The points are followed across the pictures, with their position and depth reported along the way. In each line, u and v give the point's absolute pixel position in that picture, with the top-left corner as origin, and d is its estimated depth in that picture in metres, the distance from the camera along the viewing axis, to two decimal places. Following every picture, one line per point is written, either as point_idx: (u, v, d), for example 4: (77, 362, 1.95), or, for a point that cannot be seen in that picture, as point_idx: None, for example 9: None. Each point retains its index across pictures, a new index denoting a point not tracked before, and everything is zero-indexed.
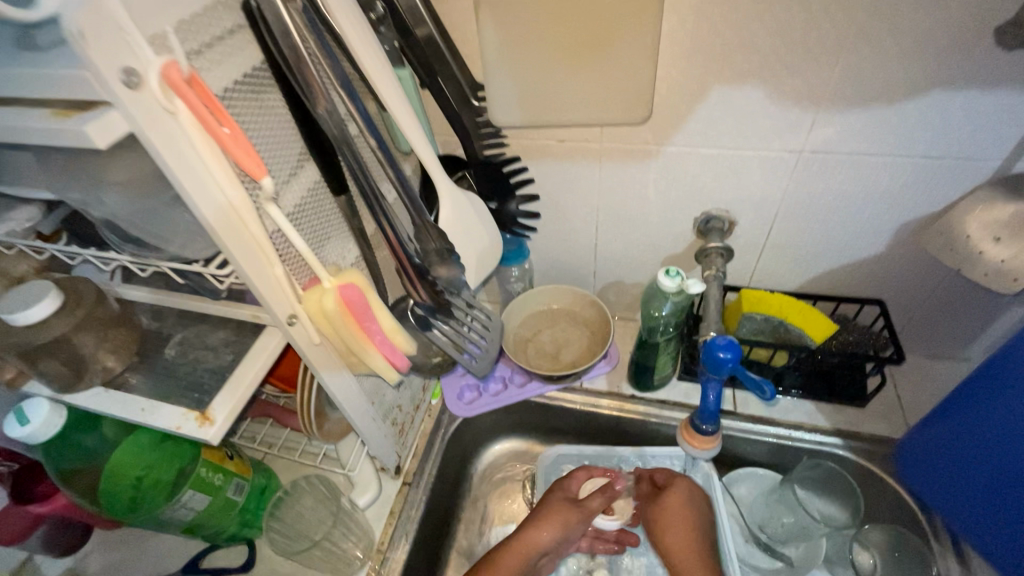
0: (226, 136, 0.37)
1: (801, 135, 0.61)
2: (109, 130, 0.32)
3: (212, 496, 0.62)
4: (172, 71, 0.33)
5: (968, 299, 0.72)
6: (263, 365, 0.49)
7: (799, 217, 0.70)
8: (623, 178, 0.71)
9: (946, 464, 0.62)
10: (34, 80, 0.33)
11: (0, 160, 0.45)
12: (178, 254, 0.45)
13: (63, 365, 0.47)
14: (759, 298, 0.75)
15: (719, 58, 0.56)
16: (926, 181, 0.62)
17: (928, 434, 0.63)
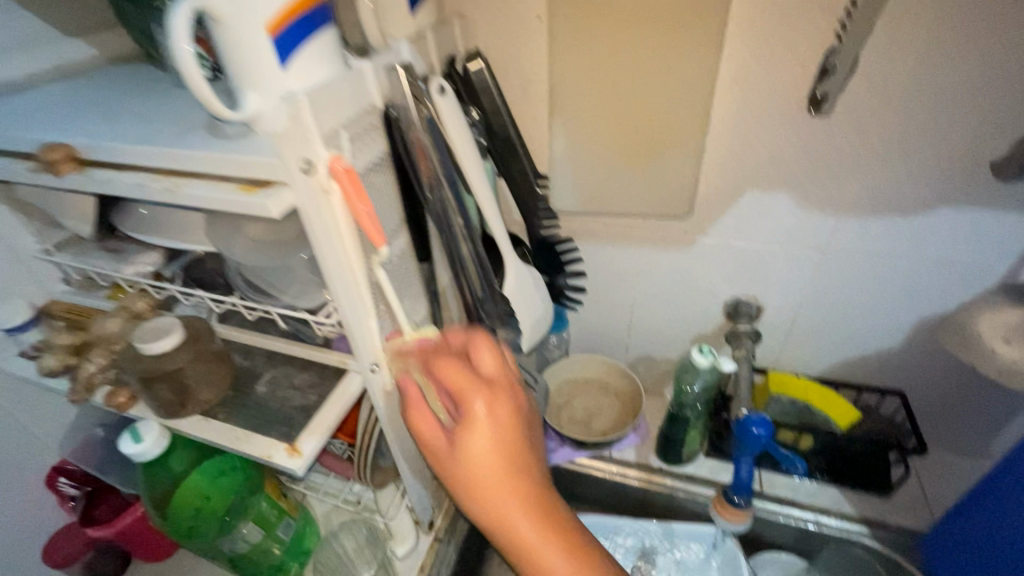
0: (362, 211, 0.45)
1: (823, 236, 0.69)
2: (283, 203, 0.41)
3: (266, 531, 0.69)
4: (336, 164, 0.42)
5: (985, 397, 0.76)
6: (343, 407, 0.54)
7: (822, 308, 0.77)
8: (661, 262, 0.79)
9: (972, 559, 0.63)
10: (224, 161, 0.41)
11: (156, 214, 0.54)
12: (290, 303, 0.53)
13: (172, 393, 0.54)
14: (786, 381, 0.81)
15: (751, 169, 0.66)
16: (939, 283, 0.69)
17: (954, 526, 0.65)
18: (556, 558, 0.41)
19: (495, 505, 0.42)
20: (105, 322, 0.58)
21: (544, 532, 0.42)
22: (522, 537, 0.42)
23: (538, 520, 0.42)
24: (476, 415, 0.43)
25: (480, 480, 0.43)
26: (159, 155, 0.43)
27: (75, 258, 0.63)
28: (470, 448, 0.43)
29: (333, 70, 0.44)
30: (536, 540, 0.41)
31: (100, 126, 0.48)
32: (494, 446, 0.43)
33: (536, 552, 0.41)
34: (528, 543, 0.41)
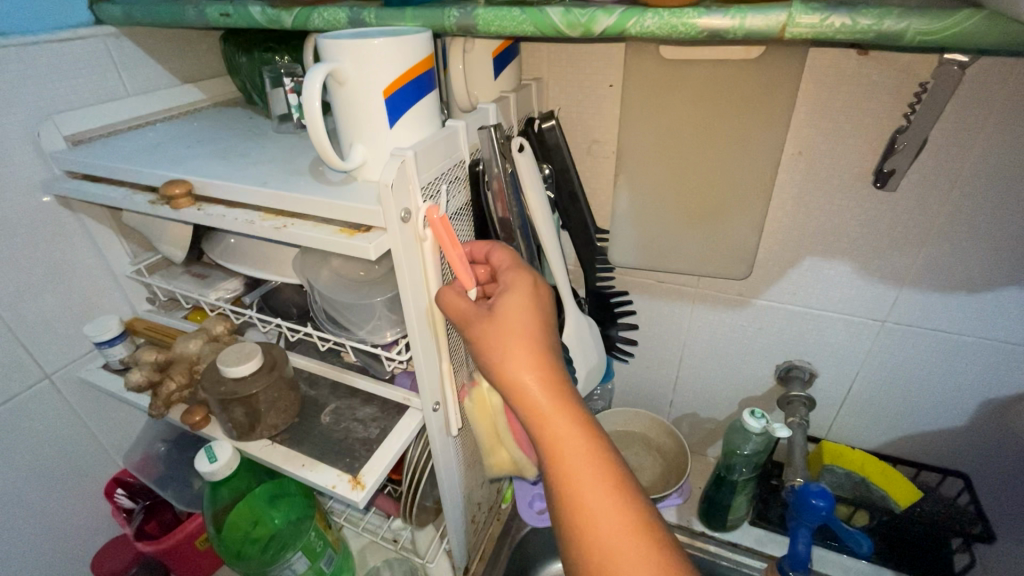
0: (457, 257, 0.47)
1: (884, 308, 0.69)
2: (381, 247, 0.43)
3: (312, 561, 0.68)
4: (432, 214, 0.45)
5: None
6: (402, 442, 0.56)
7: (880, 379, 0.75)
8: (714, 320, 0.80)
9: None
10: (328, 206, 0.44)
11: (252, 247, 0.59)
12: (364, 338, 0.55)
13: (244, 416, 0.56)
14: (840, 451, 0.80)
15: (811, 237, 0.67)
16: (1009, 364, 0.66)
17: None
18: (566, 425, 0.43)
19: (535, 402, 0.44)
20: (186, 342, 0.61)
21: (579, 436, 0.43)
22: (556, 438, 0.43)
23: (575, 424, 0.43)
24: (512, 311, 0.47)
25: (517, 373, 0.45)
26: (269, 195, 0.47)
27: (163, 280, 0.67)
28: (509, 341, 0.45)
29: (432, 127, 0.49)
30: (570, 443, 0.43)
31: (215, 165, 0.54)
32: (536, 345, 0.46)
33: (569, 455, 0.42)
34: (562, 444, 0.43)
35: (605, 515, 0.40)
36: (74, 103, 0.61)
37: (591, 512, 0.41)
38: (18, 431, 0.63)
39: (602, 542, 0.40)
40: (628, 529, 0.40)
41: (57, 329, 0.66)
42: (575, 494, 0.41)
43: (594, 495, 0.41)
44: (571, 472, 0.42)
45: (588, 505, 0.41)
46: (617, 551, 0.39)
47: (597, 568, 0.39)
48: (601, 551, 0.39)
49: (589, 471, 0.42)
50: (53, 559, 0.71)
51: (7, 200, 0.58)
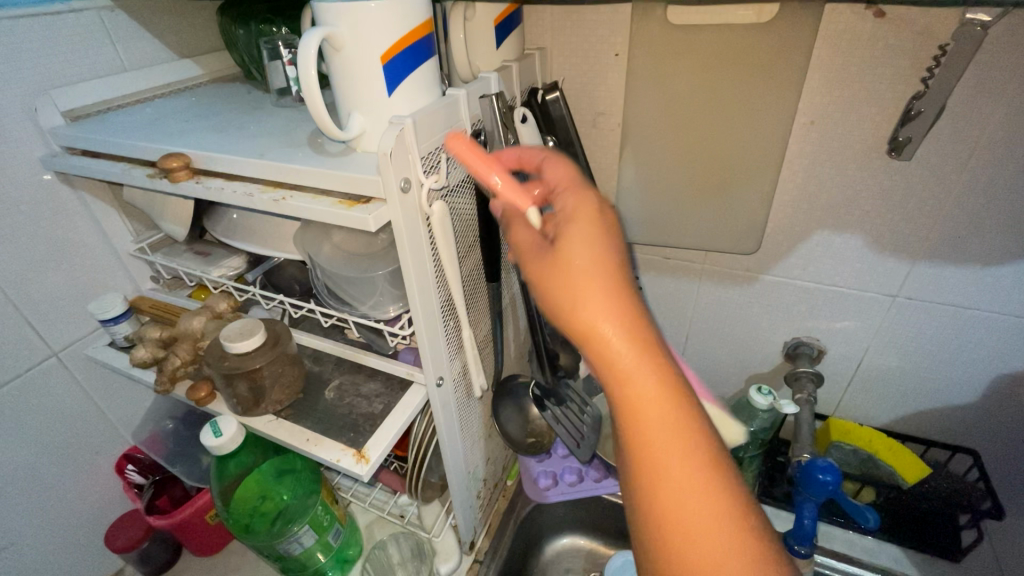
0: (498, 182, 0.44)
1: (897, 282, 0.67)
2: (380, 218, 0.42)
3: (319, 535, 0.69)
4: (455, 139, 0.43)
5: None
6: (405, 417, 0.55)
7: (889, 355, 0.74)
8: (721, 296, 0.79)
9: None
10: (325, 177, 0.44)
11: (254, 223, 0.59)
12: (366, 313, 0.55)
13: (249, 391, 0.56)
14: (848, 428, 0.79)
15: (823, 209, 0.65)
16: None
17: None
18: (646, 379, 0.40)
19: (620, 361, 0.40)
20: (190, 319, 0.61)
21: (666, 401, 0.39)
22: (639, 401, 0.39)
23: (661, 390, 0.40)
24: (594, 255, 0.41)
25: (593, 320, 0.40)
26: (266, 167, 0.46)
27: (166, 258, 0.67)
28: (591, 289, 0.40)
29: (432, 95, 0.48)
30: (654, 406, 0.39)
31: (213, 138, 0.53)
32: (622, 298, 0.40)
33: (651, 421, 0.39)
34: (645, 408, 0.39)
35: (687, 489, 0.38)
36: (70, 78, 0.60)
37: (669, 479, 0.38)
38: (25, 408, 0.64)
39: (680, 520, 0.37)
40: (714, 507, 0.37)
41: (62, 308, 0.66)
42: (653, 458, 0.39)
43: (673, 460, 0.38)
44: (653, 443, 0.39)
45: (669, 477, 0.38)
46: (697, 532, 0.37)
47: (674, 535, 0.37)
48: (680, 527, 0.37)
49: (674, 444, 0.39)
50: (65, 534, 0.72)
51: (7, 178, 0.58)
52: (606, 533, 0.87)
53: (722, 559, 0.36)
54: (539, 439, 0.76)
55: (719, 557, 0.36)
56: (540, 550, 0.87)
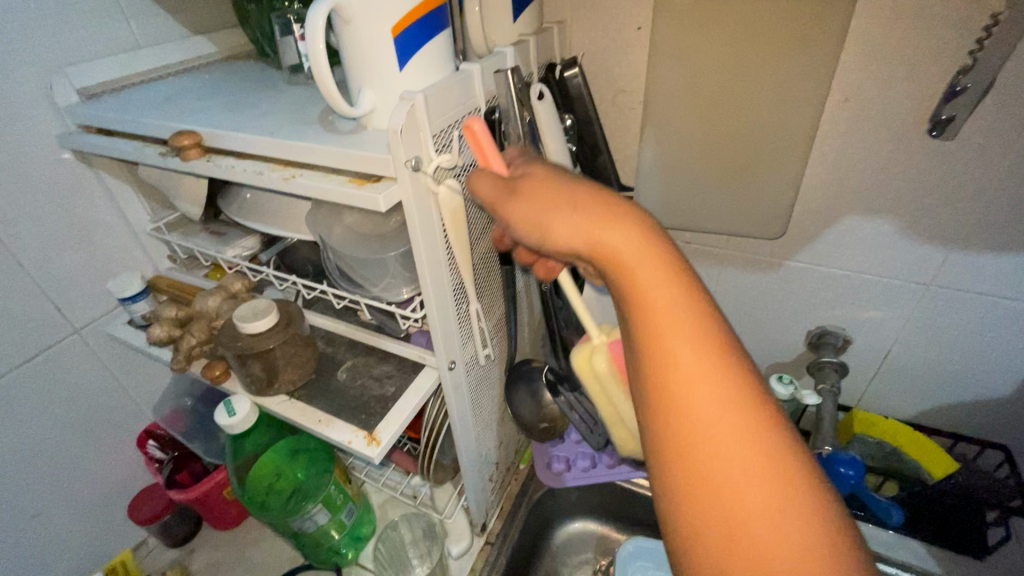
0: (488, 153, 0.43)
1: (930, 271, 0.64)
2: (391, 198, 0.41)
3: (332, 513, 0.70)
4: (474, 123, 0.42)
5: None
6: (416, 400, 0.55)
7: (918, 346, 0.71)
8: (743, 282, 0.77)
9: None
10: (336, 155, 0.42)
11: (267, 204, 0.58)
12: (378, 295, 0.54)
13: (262, 371, 0.56)
14: (873, 421, 0.77)
15: (855, 192, 0.62)
16: None
17: None
18: (657, 275, 0.33)
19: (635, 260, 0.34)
20: (205, 299, 0.62)
21: (679, 298, 0.33)
22: (650, 301, 0.32)
23: (685, 296, 0.33)
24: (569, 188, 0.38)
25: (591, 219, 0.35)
26: (276, 145, 0.45)
27: (182, 237, 0.67)
28: (573, 207, 0.37)
29: (445, 70, 0.46)
30: (669, 306, 0.32)
31: (224, 115, 0.52)
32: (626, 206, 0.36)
33: (671, 327, 0.32)
34: (660, 309, 0.32)
35: (716, 411, 0.29)
36: (85, 54, 0.60)
37: (690, 401, 0.30)
38: (49, 382, 0.65)
39: (708, 449, 0.29)
40: (746, 421, 0.29)
41: (82, 286, 0.67)
42: (667, 371, 0.31)
43: (694, 375, 0.30)
44: (663, 344, 0.31)
45: (697, 395, 0.30)
46: (727, 462, 0.28)
47: (701, 473, 0.28)
48: (705, 458, 0.29)
49: (690, 347, 0.31)
50: (90, 505, 0.75)
51: (26, 156, 0.58)
52: (618, 519, 0.87)
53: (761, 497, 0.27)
54: (553, 423, 0.76)
55: (758, 494, 0.27)
56: (551, 534, 0.87)
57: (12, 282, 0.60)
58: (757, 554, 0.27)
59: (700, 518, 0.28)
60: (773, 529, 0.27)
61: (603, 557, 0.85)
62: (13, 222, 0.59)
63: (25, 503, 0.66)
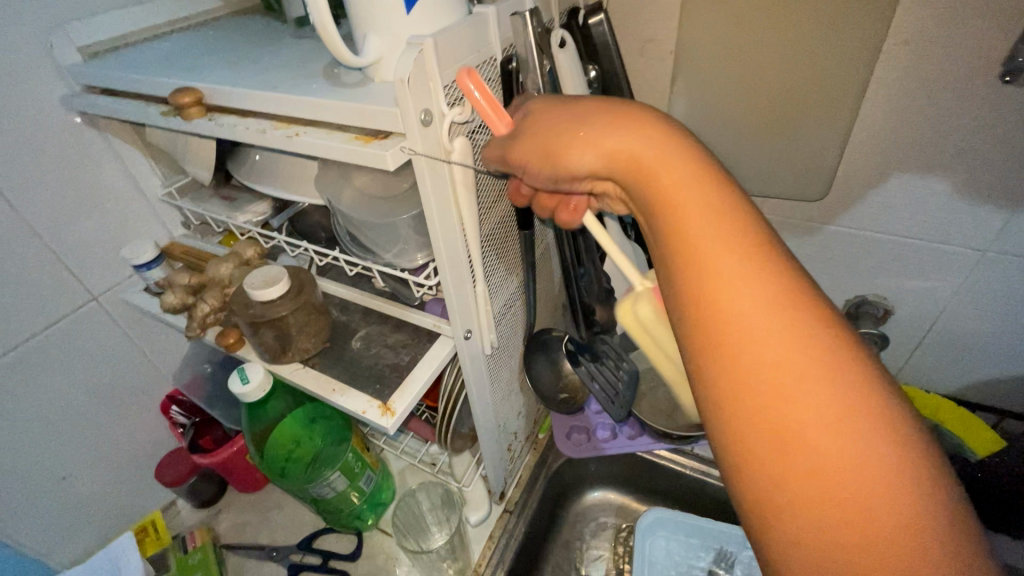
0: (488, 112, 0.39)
1: (989, 236, 0.59)
2: (401, 155, 0.38)
3: (350, 480, 0.70)
4: (466, 79, 0.37)
5: None
6: (431, 369, 0.54)
7: (968, 318, 0.66)
8: (778, 248, 0.72)
9: None
10: (341, 110, 0.39)
11: (275, 167, 0.56)
12: (391, 262, 0.52)
13: (275, 339, 0.55)
14: (912, 396, 0.73)
15: (910, 149, 0.56)
16: None
17: None
18: (696, 208, 0.30)
19: (651, 168, 0.32)
20: (217, 266, 0.60)
21: (722, 229, 0.29)
22: (689, 233, 0.29)
23: (731, 230, 0.29)
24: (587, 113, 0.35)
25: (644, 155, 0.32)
26: (278, 100, 0.42)
27: (193, 203, 0.65)
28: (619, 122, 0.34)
29: (458, 13, 0.42)
30: (712, 235, 0.29)
31: (227, 71, 0.49)
32: (649, 123, 0.33)
33: (706, 234, 0.29)
34: (704, 245, 0.29)
35: (769, 345, 0.26)
36: (85, 11, 0.58)
37: (740, 329, 0.27)
38: (71, 349, 0.66)
39: (767, 397, 0.26)
40: (809, 358, 0.26)
41: (97, 253, 0.66)
42: (712, 309, 0.28)
43: (742, 307, 0.27)
44: (715, 275, 0.28)
45: (737, 301, 0.27)
46: (798, 407, 0.25)
47: (752, 410, 0.26)
48: (754, 368, 0.26)
49: (740, 278, 0.28)
50: (120, 467, 0.77)
51: (31, 119, 0.57)
52: (639, 489, 0.86)
53: (824, 411, 0.25)
54: (572, 394, 0.76)
55: (833, 441, 0.24)
56: (571, 502, 0.87)
57: (26, 248, 0.59)
58: (823, 483, 0.24)
59: (763, 460, 0.26)
60: (855, 472, 0.24)
61: (624, 526, 0.85)
62: (25, 188, 0.58)
63: (55, 464, 0.68)
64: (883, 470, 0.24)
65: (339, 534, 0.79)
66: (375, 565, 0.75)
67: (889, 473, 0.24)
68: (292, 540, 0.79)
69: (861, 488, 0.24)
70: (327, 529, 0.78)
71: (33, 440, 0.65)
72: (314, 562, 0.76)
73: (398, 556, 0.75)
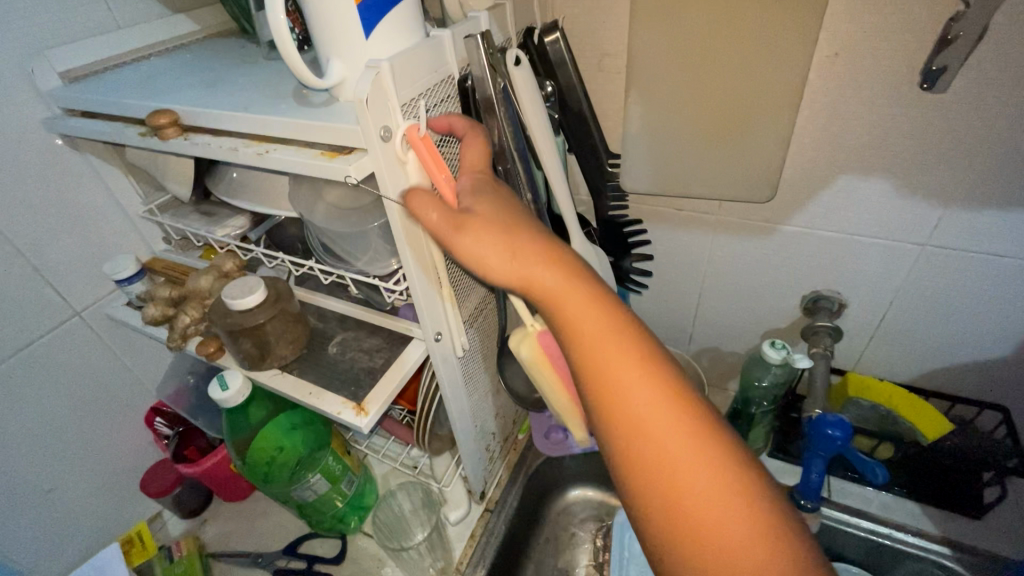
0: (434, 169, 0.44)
1: (926, 230, 0.63)
2: (364, 169, 0.41)
3: (331, 483, 0.73)
4: (412, 132, 0.43)
5: None
6: (406, 371, 0.57)
7: (914, 310, 0.70)
8: (737, 248, 0.76)
9: None
10: (307, 128, 0.42)
11: (248, 182, 0.58)
12: (363, 269, 0.55)
13: (254, 347, 0.58)
14: (866, 384, 0.77)
15: (849, 151, 0.61)
16: None
17: None
18: (593, 321, 0.39)
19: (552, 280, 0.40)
20: (197, 278, 0.63)
21: (620, 341, 0.38)
22: (596, 346, 0.38)
23: (625, 342, 0.38)
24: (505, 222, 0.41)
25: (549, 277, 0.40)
26: (249, 120, 0.45)
27: (173, 218, 0.67)
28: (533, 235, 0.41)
29: (415, 36, 0.45)
30: (611, 346, 0.38)
31: (201, 93, 0.52)
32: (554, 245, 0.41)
33: (602, 349, 0.38)
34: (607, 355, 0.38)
35: (662, 429, 0.35)
36: (64, 37, 0.60)
37: (642, 419, 0.36)
38: (54, 363, 0.68)
39: (669, 470, 0.35)
40: (690, 438, 0.35)
41: (79, 269, 0.68)
42: (623, 410, 0.37)
43: (643, 405, 0.36)
44: (620, 376, 0.37)
45: (626, 402, 0.37)
46: (690, 473, 0.34)
47: (660, 482, 0.35)
48: (646, 453, 0.35)
49: (639, 381, 0.37)
50: (105, 480, 0.78)
51: (13, 141, 0.59)
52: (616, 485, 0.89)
53: (706, 476, 0.34)
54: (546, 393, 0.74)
55: (715, 500, 0.33)
56: (551, 501, 0.90)
57: (9, 266, 0.61)
58: (717, 533, 0.33)
59: (679, 522, 0.34)
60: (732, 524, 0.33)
61: (603, 522, 0.88)
62: (8, 208, 0.60)
63: (40, 477, 0.70)
64: (753, 518, 0.33)
65: (324, 538, 0.80)
66: (360, 567, 0.77)
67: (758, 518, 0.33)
68: (279, 546, 0.81)
69: (742, 535, 0.32)
70: (312, 534, 0.80)
71: (18, 453, 0.66)
72: (299, 566, 0.77)
73: (382, 558, 0.77)
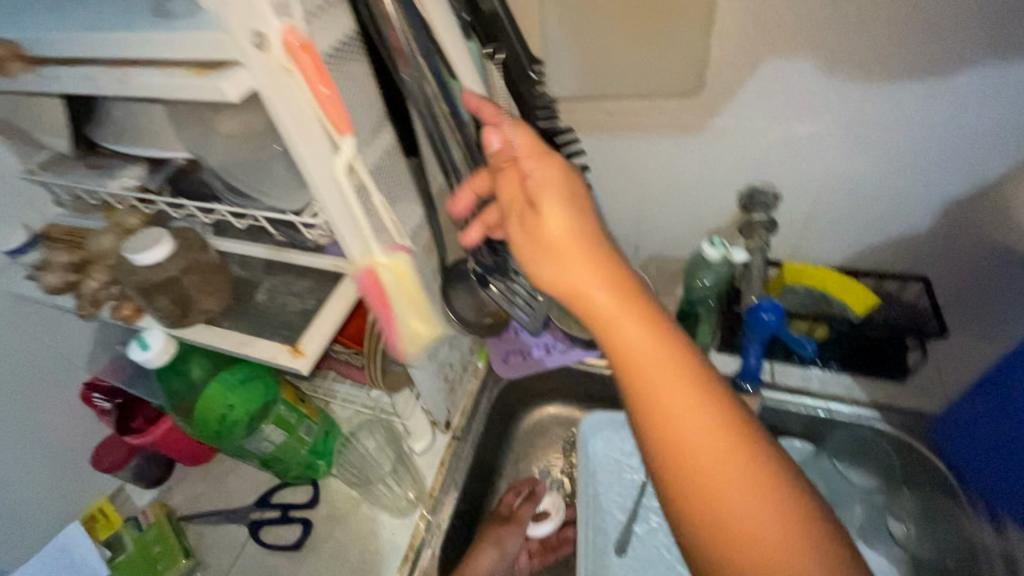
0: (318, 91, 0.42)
1: (848, 110, 0.65)
2: (239, 83, 0.37)
3: (288, 432, 0.73)
4: (287, 37, 0.39)
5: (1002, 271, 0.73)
6: (343, 309, 0.55)
7: (839, 192, 0.73)
8: (671, 151, 0.74)
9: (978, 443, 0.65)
10: (166, 41, 0.37)
11: (126, 122, 0.52)
12: (274, 205, 0.51)
13: (173, 303, 0.54)
14: (801, 271, 0.79)
15: (769, 34, 0.60)
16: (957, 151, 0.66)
17: (961, 411, 0.67)
18: (631, 326, 0.40)
19: (589, 291, 0.41)
20: (99, 239, 0.57)
21: (652, 347, 0.39)
22: (630, 356, 0.39)
23: (657, 347, 0.39)
24: (569, 227, 0.42)
25: (588, 288, 0.41)
26: (100, 40, 0.39)
27: (54, 175, 0.58)
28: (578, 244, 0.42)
29: None
30: (646, 354, 0.39)
31: (42, 16, 0.44)
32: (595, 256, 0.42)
33: (651, 368, 0.39)
34: (642, 364, 0.39)
35: (695, 429, 0.37)
36: None
37: (675, 423, 0.38)
38: None
39: (699, 471, 0.36)
40: (719, 440, 0.37)
41: None
42: (658, 414, 0.38)
43: (676, 410, 0.38)
44: (655, 382, 0.38)
45: (676, 423, 0.38)
46: (717, 473, 0.36)
47: (693, 482, 0.36)
48: (681, 453, 0.37)
49: (673, 386, 0.38)
50: (51, 462, 0.75)
51: None
52: (577, 398, 0.93)
53: (733, 476, 0.36)
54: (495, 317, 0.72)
55: (743, 499, 0.35)
56: (518, 421, 0.93)
57: None
58: (741, 532, 0.35)
59: (711, 521, 0.36)
60: (756, 519, 0.35)
61: (569, 433, 0.92)
62: None
63: None
64: (774, 513, 0.35)
65: (295, 487, 0.81)
66: (335, 507, 0.78)
67: (779, 512, 0.35)
68: (251, 500, 0.81)
69: (766, 533, 0.35)
70: (282, 484, 0.80)
71: None
72: (273, 514, 0.79)
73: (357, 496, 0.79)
